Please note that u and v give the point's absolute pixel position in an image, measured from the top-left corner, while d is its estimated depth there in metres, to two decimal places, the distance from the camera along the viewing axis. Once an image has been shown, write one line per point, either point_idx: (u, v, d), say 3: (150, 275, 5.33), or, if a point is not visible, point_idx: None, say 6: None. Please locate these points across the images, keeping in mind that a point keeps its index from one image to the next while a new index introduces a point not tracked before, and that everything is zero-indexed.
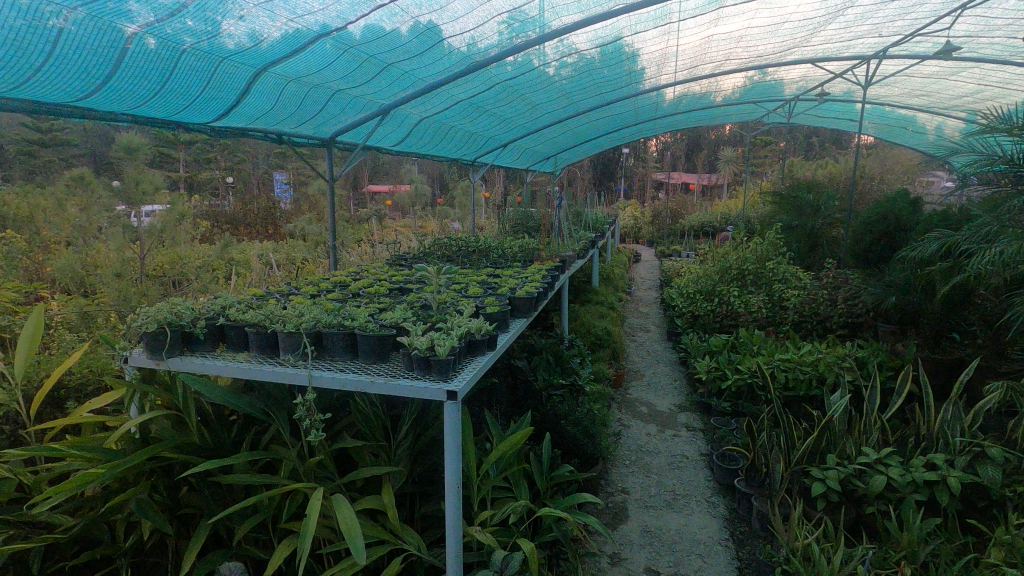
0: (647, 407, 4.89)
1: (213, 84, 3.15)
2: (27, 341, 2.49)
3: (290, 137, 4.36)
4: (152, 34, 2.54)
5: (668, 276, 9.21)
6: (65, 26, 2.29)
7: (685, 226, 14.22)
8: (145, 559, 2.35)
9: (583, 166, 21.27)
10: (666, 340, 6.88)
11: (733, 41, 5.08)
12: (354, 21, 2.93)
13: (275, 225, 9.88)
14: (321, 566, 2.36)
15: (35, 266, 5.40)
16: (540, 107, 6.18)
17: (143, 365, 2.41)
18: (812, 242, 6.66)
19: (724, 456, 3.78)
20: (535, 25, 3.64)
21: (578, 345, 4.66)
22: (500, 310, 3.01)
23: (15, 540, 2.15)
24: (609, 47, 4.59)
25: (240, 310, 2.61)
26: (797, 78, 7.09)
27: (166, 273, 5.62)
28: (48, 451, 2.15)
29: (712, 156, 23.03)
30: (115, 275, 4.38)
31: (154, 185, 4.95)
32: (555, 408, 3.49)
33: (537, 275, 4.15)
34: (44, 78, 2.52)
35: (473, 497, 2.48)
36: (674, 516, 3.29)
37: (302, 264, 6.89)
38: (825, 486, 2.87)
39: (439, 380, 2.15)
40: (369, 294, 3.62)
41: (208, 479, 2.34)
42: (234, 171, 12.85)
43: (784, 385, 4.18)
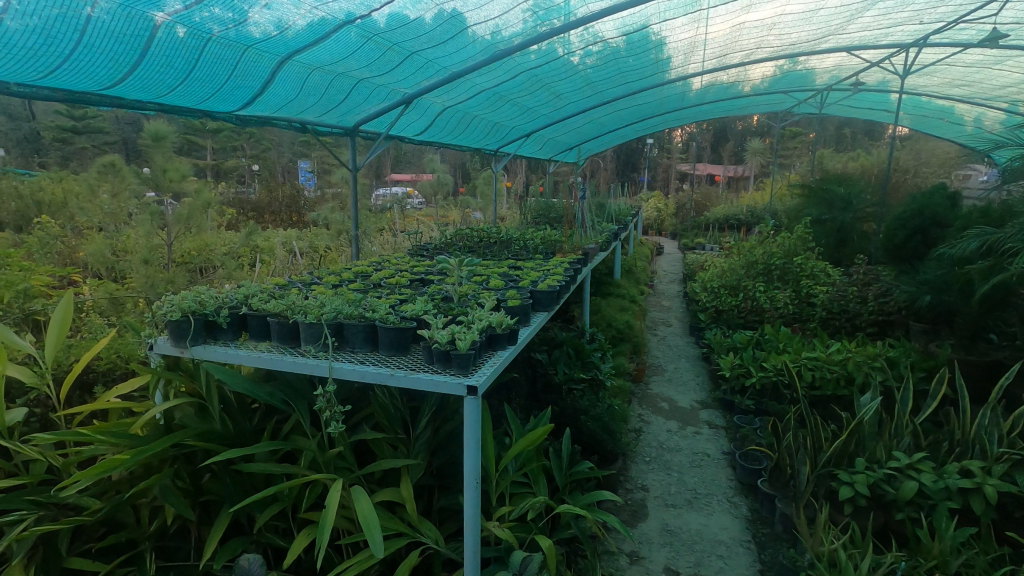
0: (668, 403, 4.83)
1: (239, 72, 3.14)
2: (58, 325, 2.53)
3: (314, 126, 4.35)
4: (181, 23, 2.54)
5: (691, 270, 9.04)
6: (95, 15, 2.29)
7: (710, 218, 13.98)
8: (167, 544, 2.37)
9: (606, 156, 21.08)
10: (688, 335, 6.79)
11: (766, 29, 4.91)
12: (378, 9, 2.89)
13: (299, 213, 10.03)
14: (339, 556, 2.36)
15: (68, 250, 5.56)
16: (564, 97, 6.09)
17: (168, 353, 2.44)
18: (841, 236, 6.46)
19: (748, 456, 3.70)
20: (560, 13, 3.57)
21: (599, 339, 4.59)
22: (521, 303, 2.98)
23: (44, 521, 2.18)
24: (635, 35, 4.48)
25: (262, 299, 2.62)
26: (830, 67, 6.88)
27: (193, 260, 5.74)
28: (75, 436, 2.18)
29: (739, 147, 22.53)
30: (144, 262, 4.38)
31: (182, 173, 5.01)
32: (575, 404, 3.46)
33: (559, 269, 4.10)
34: (73, 67, 2.53)
35: (491, 491, 2.47)
36: (695, 516, 3.24)
37: (324, 252, 6.97)
38: (853, 490, 2.78)
39: (459, 374, 2.13)
40: (389, 285, 3.61)
41: (230, 467, 2.37)
42: (259, 159, 13.09)
43: (811, 385, 4.06)
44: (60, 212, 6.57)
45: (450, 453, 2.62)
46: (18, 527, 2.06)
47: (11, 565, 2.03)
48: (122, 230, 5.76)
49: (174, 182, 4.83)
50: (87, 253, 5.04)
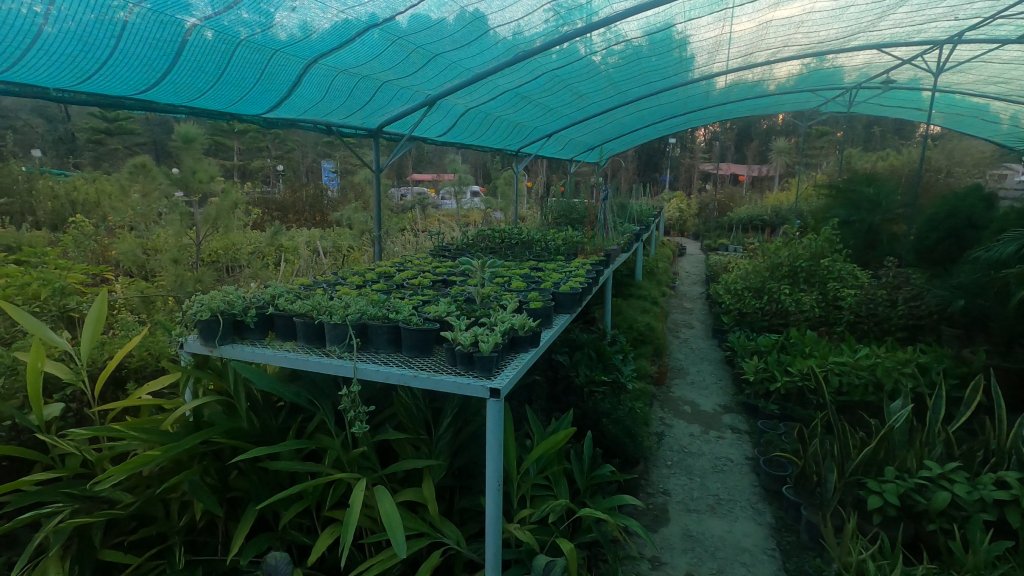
0: (690, 407, 4.77)
1: (267, 76, 3.21)
2: (93, 323, 2.60)
3: (339, 127, 4.40)
4: (211, 27, 2.59)
5: (714, 272, 8.92)
6: (130, 20, 2.35)
7: (733, 219, 13.78)
8: (196, 538, 2.42)
9: (628, 156, 20.93)
10: (711, 338, 6.70)
11: (793, 27, 4.83)
12: (402, 12, 2.93)
13: (322, 213, 10.17)
14: (362, 554, 2.38)
15: (101, 249, 5.72)
16: (586, 97, 6.07)
17: (197, 352, 2.50)
18: (870, 238, 6.31)
19: (772, 463, 3.64)
20: (582, 13, 3.55)
21: (620, 341, 4.56)
22: (543, 305, 2.98)
23: (79, 514, 2.24)
24: (659, 34, 4.44)
25: (289, 300, 2.66)
26: (860, 65, 6.73)
27: (220, 259, 5.86)
28: (109, 431, 2.24)
29: (763, 146, 22.17)
30: (173, 261, 4.48)
31: (210, 174, 5.12)
32: (596, 406, 3.44)
33: (581, 270, 4.09)
34: (109, 72, 2.61)
35: (513, 494, 2.47)
36: (717, 522, 3.19)
37: (347, 252, 7.05)
38: (882, 499, 2.72)
39: (481, 377, 2.13)
40: (412, 286, 3.64)
41: (257, 464, 2.40)
42: (285, 160, 13.33)
43: (838, 390, 3.97)
44: (94, 212, 6.76)
45: (471, 454, 2.63)
46: (54, 519, 2.12)
47: (48, 556, 2.09)
48: (152, 229, 5.91)
49: (202, 183, 4.92)
50: (119, 252, 5.17)
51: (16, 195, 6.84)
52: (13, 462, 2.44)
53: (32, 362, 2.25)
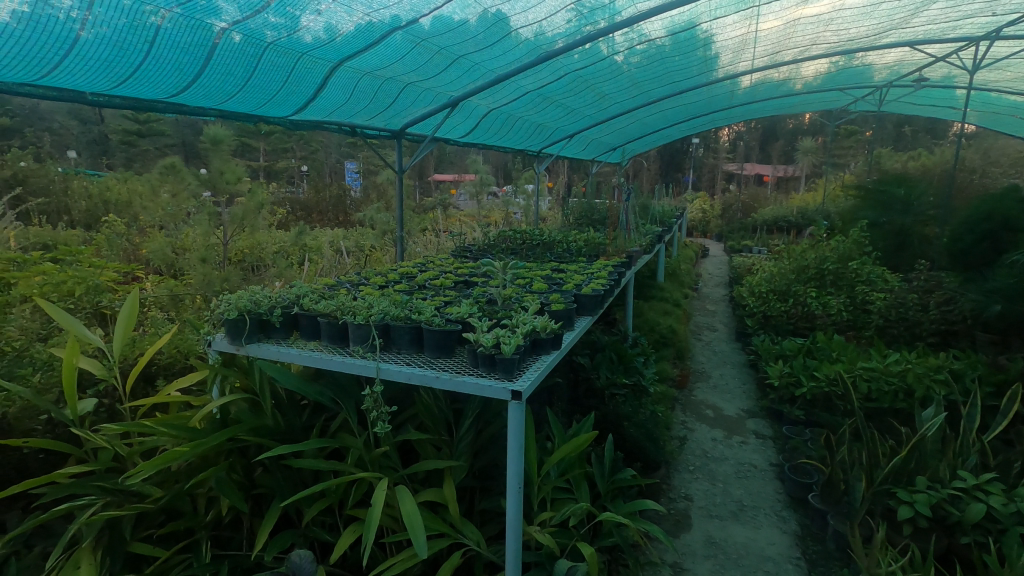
0: (713, 411, 4.71)
1: (293, 79, 3.26)
2: (124, 321, 2.66)
3: (363, 129, 4.43)
4: (239, 30, 2.64)
5: (737, 273, 8.78)
6: (163, 24, 2.40)
7: (757, 220, 13.57)
8: (222, 533, 2.47)
9: (650, 156, 20.76)
10: (734, 341, 6.60)
11: (822, 25, 4.73)
12: (426, 14, 2.95)
13: (345, 213, 10.29)
14: (382, 553, 2.40)
15: (132, 248, 5.88)
16: (609, 97, 6.04)
17: (225, 350, 2.55)
18: (900, 240, 6.15)
19: (798, 470, 3.57)
20: (605, 13, 3.54)
21: (642, 343, 4.52)
22: (565, 307, 2.96)
23: (110, 507, 2.29)
24: (683, 34, 4.40)
25: (313, 300, 2.69)
26: (891, 62, 6.56)
27: (246, 259, 5.97)
28: (139, 427, 2.30)
29: (789, 146, 21.78)
30: (201, 260, 4.58)
31: (238, 175, 5.22)
32: (617, 409, 3.42)
33: (603, 272, 4.06)
34: (142, 76, 2.67)
35: (533, 496, 2.46)
36: (741, 529, 3.14)
37: (370, 252, 7.12)
38: (912, 510, 2.65)
39: (503, 378, 2.13)
40: (434, 286, 3.67)
41: (281, 462, 2.44)
42: (309, 160, 13.54)
43: (866, 397, 3.88)
44: (125, 212, 6.95)
45: (492, 455, 2.63)
46: (87, 511, 2.18)
47: (81, 547, 2.15)
48: (181, 228, 6.05)
49: (230, 183, 5.02)
50: (150, 250, 5.30)
51: (52, 195, 7.06)
52: (49, 455, 2.53)
53: (68, 358, 2.31)
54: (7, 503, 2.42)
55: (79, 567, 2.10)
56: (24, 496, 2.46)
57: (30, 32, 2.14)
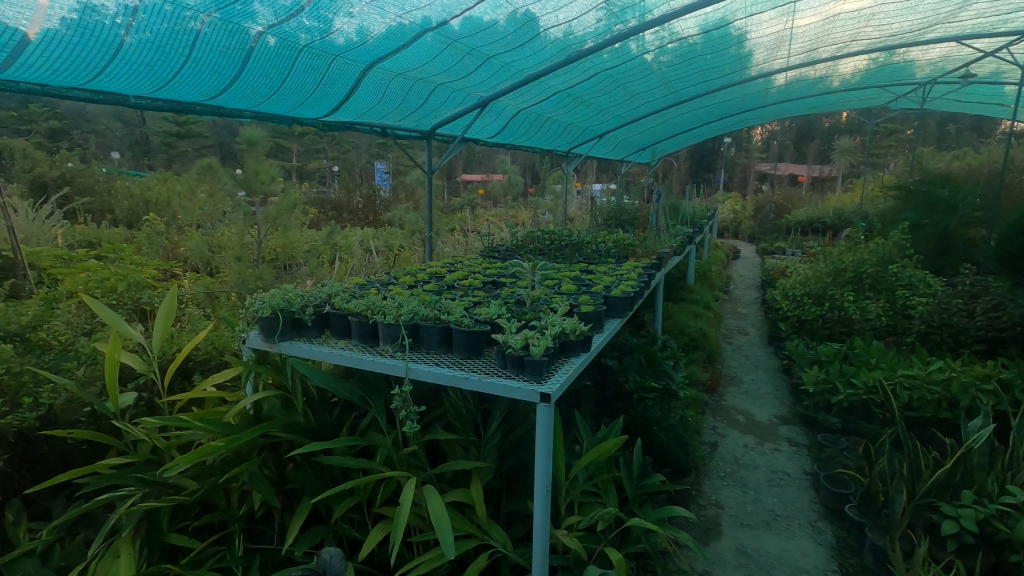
0: (744, 417, 4.60)
1: (327, 80, 3.30)
2: (163, 318, 2.73)
3: (393, 130, 4.46)
4: (274, 34, 2.69)
5: (770, 276, 8.58)
6: (202, 29, 2.46)
7: (792, 221, 13.24)
8: (254, 527, 2.52)
9: (680, 156, 20.47)
10: (767, 345, 6.45)
11: (863, 20, 4.59)
12: (457, 15, 2.96)
13: (375, 213, 10.42)
14: (410, 552, 2.41)
15: (171, 246, 6.05)
16: (640, 96, 5.96)
17: (258, 347, 2.60)
18: (944, 243, 5.91)
19: (833, 479, 3.46)
20: (636, 12, 3.49)
21: (671, 346, 4.45)
22: (595, 310, 2.93)
23: (148, 498, 2.36)
24: (715, 32, 4.31)
25: (345, 299, 2.73)
26: (935, 58, 6.32)
27: (279, 257, 6.09)
28: (177, 421, 2.36)
29: (825, 145, 21.19)
30: (235, 258, 4.70)
31: (272, 175, 5.34)
32: (646, 413, 3.37)
33: (633, 274, 4.01)
34: (183, 79, 2.75)
35: (561, 500, 2.44)
36: (774, 539, 3.06)
37: (399, 251, 7.20)
38: (957, 525, 2.55)
39: (532, 381, 2.12)
40: (463, 286, 3.68)
41: (311, 459, 2.47)
42: (340, 161, 13.77)
43: (907, 405, 3.73)
44: (165, 211, 7.18)
45: (519, 457, 2.62)
46: (127, 502, 2.25)
47: (121, 536, 2.21)
48: (217, 227, 6.22)
49: (264, 184, 5.14)
50: (187, 249, 5.46)
51: (97, 195, 7.34)
52: (91, 446, 2.60)
53: (110, 353, 2.39)
54: (52, 492, 2.51)
55: (119, 556, 2.16)
56: (68, 485, 2.55)
57: (78, 38, 2.21)
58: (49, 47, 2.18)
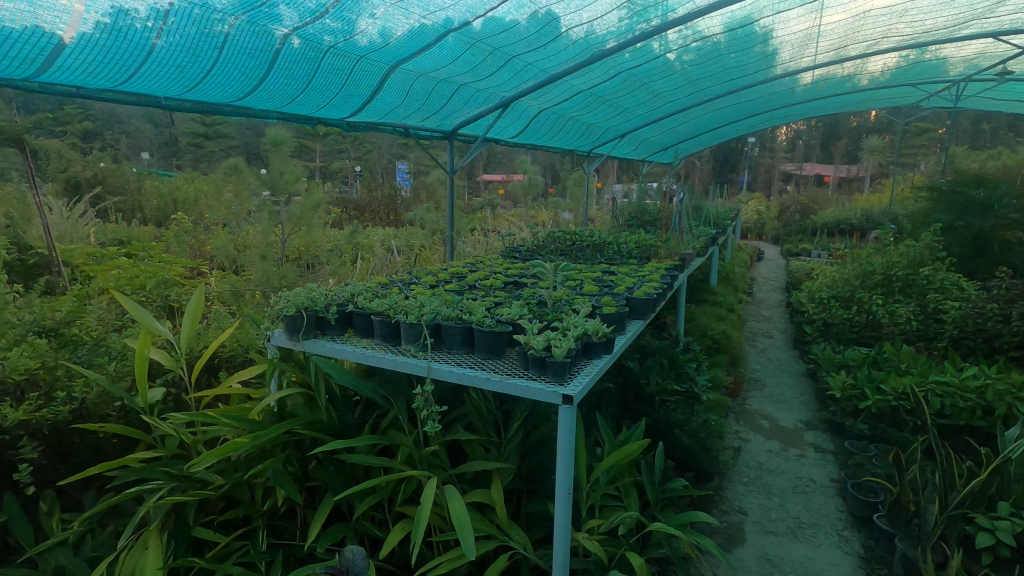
0: (769, 421, 4.52)
1: (351, 81, 3.33)
2: (191, 315, 2.78)
3: (416, 130, 4.48)
4: (300, 36, 2.72)
5: (795, 278, 8.41)
6: (230, 32, 2.50)
7: (818, 223, 12.97)
8: (277, 522, 2.55)
9: (703, 156, 20.22)
10: (792, 349, 6.33)
11: (895, 16, 4.47)
12: (480, 16, 2.96)
13: (396, 213, 10.50)
14: (430, 551, 2.42)
15: (198, 245, 6.17)
16: (663, 95, 5.90)
17: (283, 345, 2.63)
18: (978, 245, 5.71)
19: (861, 488, 3.38)
20: (659, 10, 3.45)
21: (694, 348, 4.39)
22: (617, 311, 2.90)
23: (175, 492, 2.39)
24: (741, 30, 4.25)
25: (367, 298, 2.75)
26: (970, 55, 6.13)
27: (302, 256, 6.17)
28: (204, 417, 2.39)
29: (853, 145, 20.72)
30: (260, 257, 4.77)
31: (296, 175, 5.41)
32: (668, 416, 3.33)
33: (655, 275, 3.97)
34: (212, 82, 2.80)
35: (582, 502, 2.42)
36: (799, 547, 2.99)
37: (420, 251, 7.24)
38: (992, 537, 2.46)
39: (554, 382, 2.10)
40: (484, 287, 3.68)
41: (334, 456, 2.49)
42: (362, 161, 13.92)
43: (939, 412, 3.62)
44: (192, 211, 7.34)
45: (540, 458, 2.60)
46: (155, 496, 2.28)
47: (149, 529, 2.25)
48: (243, 226, 6.33)
49: (289, 184, 5.20)
50: (214, 247, 5.56)
51: (128, 194, 7.52)
52: (121, 439, 2.67)
53: (140, 349, 2.44)
54: (83, 484, 2.57)
55: (147, 548, 2.20)
56: (99, 477, 2.62)
57: (111, 42, 2.26)
58: (84, 51, 2.24)
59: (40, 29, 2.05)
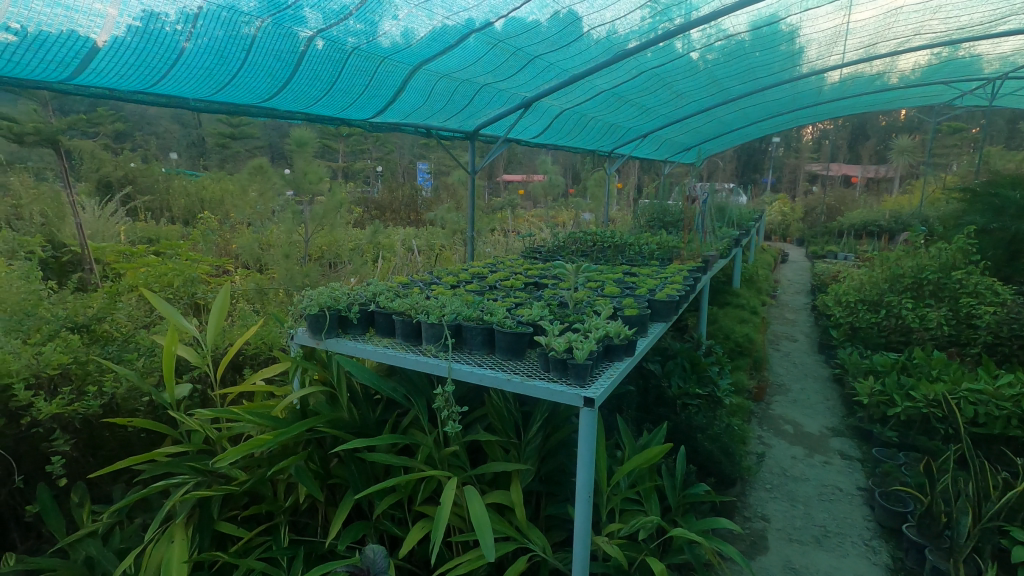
0: (793, 427, 4.43)
1: (375, 82, 3.36)
2: (217, 313, 2.82)
3: (437, 131, 4.50)
4: (324, 38, 2.75)
5: (821, 281, 8.24)
6: (256, 34, 2.54)
7: (844, 224, 12.69)
8: (299, 519, 2.58)
9: (726, 156, 19.96)
10: (818, 353, 6.20)
11: (928, 12, 4.35)
12: (503, 16, 2.96)
13: (417, 212, 10.56)
14: (449, 551, 2.42)
15: (224, 243, 6.28)
16: (686, 95, 5.84)
17: (306, 344, 2.66)
18: (1014, 248, 5.51)
19: (890, 497, 3.29)
20: (683, 9, 3.41)
21: (716, 351, 4.33)
22: (639, 313, 2.87)
23: (201, 486, 2.43)
24: (767, 29, 4.18)
25: (389, 297, 2.76)
26: (1007, 52, 5.93)
27: (325, 255, 6.24)
28: (229, 414, 2.43)
29: (881, 145, 20.24)
30: (284, 256, 4.84)
31: (320, 175, 5.47)
32: (690, 420, 3.29)
33: (678, 277, 3.92)
34: (239, 83, 2.85)
35: (602, 506, 2.40)
36: (824, 556, 2.93)
37: (440, 251, 7.27)
38: None
39: (575, 384, 2.09)
40: (505, 287, 3.68)
41: (355, 454, 2.51)
42: (384, 161, 14.04)
43: (972, 421, 3.52)
44: (218, 210, 7.48)
45: (560, 460, 2.59)
46: (182, 490, 2.32)
47: (175, 522, 2.29)
48: (267, 225, 6.42)
49: (313, 183, 5.25)
50: (239, 246, 5.65)
51: (156, 194, 7.68)
52: (150, 434, 2.73)
53: (168, 345, 2.49)
54: (113, 476, 2.64)
55: (173, 541, 2.23)
56: (128, 471, 2.68)
57: (143, 45, 2.31)
58: (117, 54, 2.29)
59: (75, 33, 2.10)
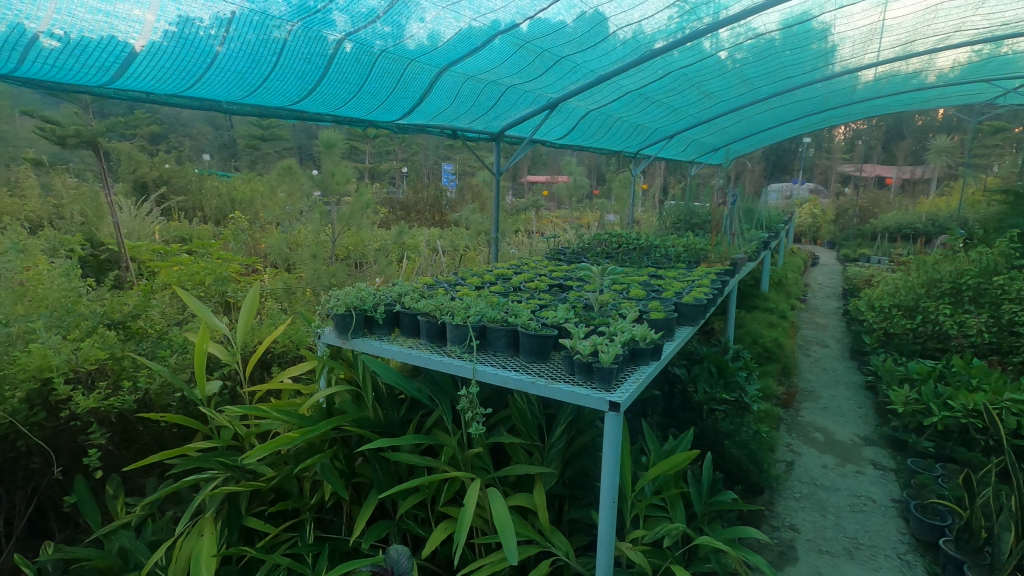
0: (823, 435, 4.32)
1: (402, 84, 3.38)
2: (246, 312, 2.86)
3: (463, 132, 4.51)
4: (353, 40, 2.77)
5: (853, 285, 8.02)
6: (287, 38, 2.57)
7: (878, 226, 12.34)
8: (324, 516, 2.61)
9: (754, 156, 19.60)
10: (849, 359, 6.04)
11: (969, 8, 4.20)
12: (530, 17, 2.95)
13: (441, 213, 10.64)
14: (471, 552, 2.42)
15: (254, 243, 6.41)
16: (714, 95, 5.75)
17: (332, 343, 2.69)
18: None
19: (926, 510, 3.18)
20: (712, 8, 3.35)
21: (744, 356, 4.24)
22: (666, 317, 2.84)
23: (229, 482, 2.47)
24: (798, 27, 4.09)
25: (415, 298, 2.78)
26: None
27: (351, 255, 6.32)
28: (257, 411, 2.47)
29: (918, 145, 19.61)
30: (311, 256, 4.92)
31: (347, 176, 5.55)
32: (717, 426, 3.23)
33: (705, 280, 3.85)
34: (270, 86, 2.89)
35: (626, 511, 2.37)
36: (856, 569, 2.84)
37: (464, 252, 7.31)
38: None
39: (601, 388, 2.06)
40: (529, 289, 3.67)
41: (380, 454, 2.53)
42: (409, 162, 14.17)
43: (1015, 433, 3.37)
44: (248, 210, 7.64)
45: (583, 464, 2.57)
46: (211, 484, 2.36)
47: (205, 516, 2.33)
48: (295, 225, 6.54)
49: (340, 184, 5.30)
50: (269, 246, 5.77)
51: (190, 194, 7.89)
52: (181, 429, 2.79)
53: (199, 343, 2.53)
54: (145, 470, 2.71)
55: (203, 534, 2.28)
56: (159, 465, 2.75)
57: (179, 49, 2.37)
58: (154, 59, 2.35)
59: (115, 38, 2.16)
